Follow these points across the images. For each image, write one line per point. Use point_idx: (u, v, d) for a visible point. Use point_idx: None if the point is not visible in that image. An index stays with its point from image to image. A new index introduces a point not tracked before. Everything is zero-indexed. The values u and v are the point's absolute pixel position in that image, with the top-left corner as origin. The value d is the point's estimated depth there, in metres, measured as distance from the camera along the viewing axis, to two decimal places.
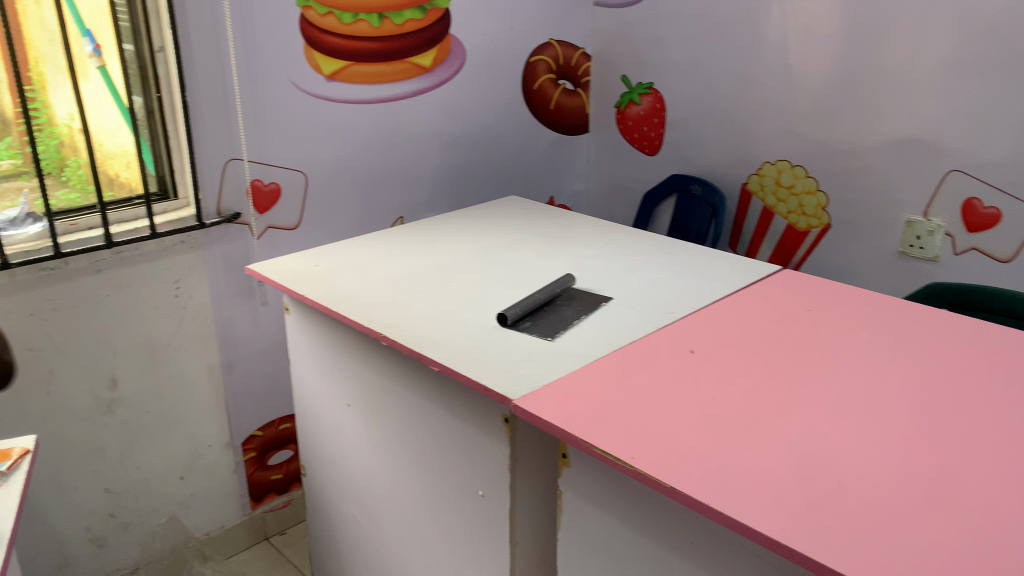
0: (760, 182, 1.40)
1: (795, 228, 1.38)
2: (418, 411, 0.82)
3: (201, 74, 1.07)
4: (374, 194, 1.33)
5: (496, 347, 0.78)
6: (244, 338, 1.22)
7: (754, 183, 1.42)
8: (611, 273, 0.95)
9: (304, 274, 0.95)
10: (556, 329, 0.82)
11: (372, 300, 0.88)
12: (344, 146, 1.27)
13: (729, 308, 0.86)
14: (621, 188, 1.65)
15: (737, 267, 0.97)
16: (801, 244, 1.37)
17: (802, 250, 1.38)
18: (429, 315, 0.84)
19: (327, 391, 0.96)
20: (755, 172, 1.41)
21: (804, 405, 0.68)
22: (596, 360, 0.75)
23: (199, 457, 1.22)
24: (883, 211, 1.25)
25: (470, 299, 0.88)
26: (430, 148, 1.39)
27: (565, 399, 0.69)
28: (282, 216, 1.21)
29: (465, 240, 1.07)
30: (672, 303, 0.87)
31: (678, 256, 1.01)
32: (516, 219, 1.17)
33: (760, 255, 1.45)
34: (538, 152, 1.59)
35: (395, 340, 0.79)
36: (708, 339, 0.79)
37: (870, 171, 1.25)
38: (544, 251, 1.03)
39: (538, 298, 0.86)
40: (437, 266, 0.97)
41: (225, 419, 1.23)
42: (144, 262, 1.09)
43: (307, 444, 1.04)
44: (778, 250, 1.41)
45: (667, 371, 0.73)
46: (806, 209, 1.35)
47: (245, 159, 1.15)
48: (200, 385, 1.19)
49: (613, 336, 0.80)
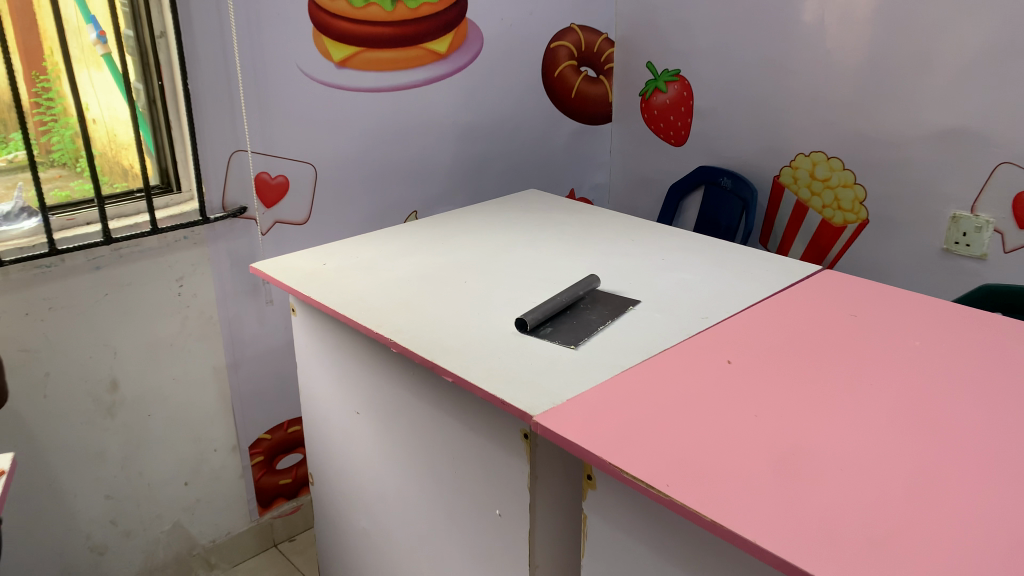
0: (793, 174, 1.33)
1: (830, 223, 1.31)
2: (430, 423, 0.77)
3: (204, 59, 1.02)
4: (388, 187, 1.27)
5: (515, 355, 0.72)
6: (251, 338, 1.17)
7: (786, 175, 1.34)
8: (637, 274, 0.89)
9: (310, 274, 0.89)
10: (579, 335, 0.76)
11: (382, 303, 0.82)
12: (356, 137, 1.21)
13: (768, 313, 0.79)
14: (646, 180, 1.58)
15: (773, 268, 0.90)
16: (837, 241, 1.30)
17: (838, 247, 1.30)
18: (442, 320, 0.78)
19: (334, 398, 0.91)
20: (788, 164, 1.33)
21: (857, 423, 0.62)
22: (624, 371, 0.69)
23: (204, 462, 1.17)
24: (926, 205, 1.17)
25: (487, 301, 0.82)
26: (446, 139, 1.33)
27: (589, 416, 0.62)
28: (290, 210, 1.16)
29: (482, 236, 1.01)
30: (705, 307, 0.81)
31: (710, 255, 0.94)
32: (536, 213, 1.11)
33: (791, 252, 1.38)
34: (559, 143, 1.53)
35: (406, 348, 0.73)
36: (745, 349, 0.73)
37: (912, 163, 1.17)
38: (565, 249, 0.97)
39: (560, 302, 0.80)
40: (452, 265, 0.91)
41: (231, 422, 1.18)
42: (145, 259, 1.04)
43: (315, 452, 0.99)
44: (812, 247, 1.34)
45: (702, 384, 0.67)
46: (842, 203, 1.28)
47: (250, 151, 1.10)
48: (204, 387, 1.14)
49: (641, 343, 0.74)
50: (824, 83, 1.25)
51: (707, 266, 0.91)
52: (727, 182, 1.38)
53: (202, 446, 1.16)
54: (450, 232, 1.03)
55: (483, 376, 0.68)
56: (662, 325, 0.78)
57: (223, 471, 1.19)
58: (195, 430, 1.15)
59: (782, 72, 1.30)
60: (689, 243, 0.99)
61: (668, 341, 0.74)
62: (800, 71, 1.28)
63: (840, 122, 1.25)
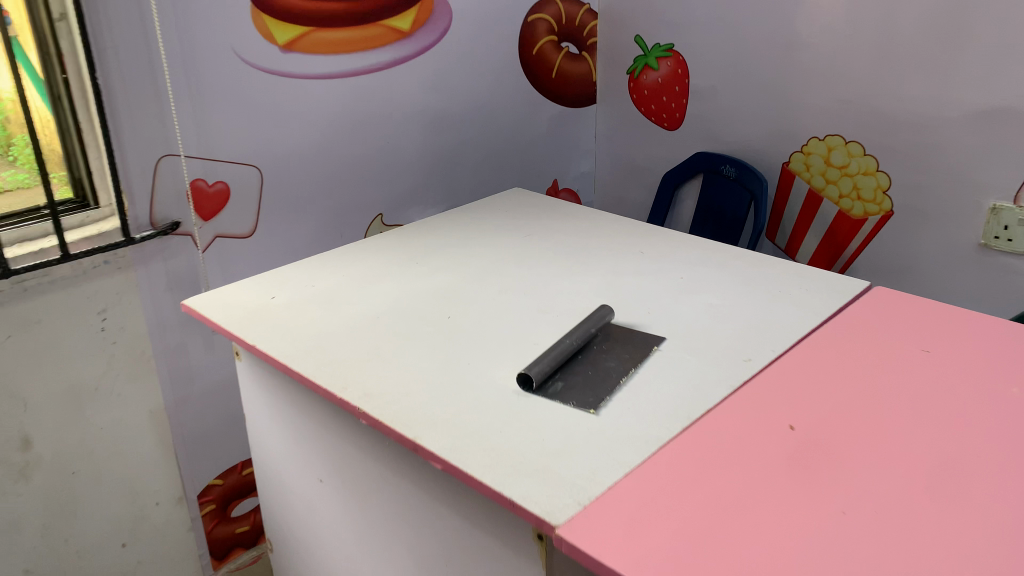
0: (805, 161, 1.19)
1: (847, 216, 1.17)
2: (413, 508, 0.61)
3: (117, 45, 0.83)
4: (350, 189, 1.10)
5: (518, 426, 0.56)
6: (194, 373, 1.00)
7: (797, 162, 1.20)
8: (655, 300, 0.74)
9: (258, 313, 0.73)
10: (597, 393, 0.60)
11: (346, 353, 0.66)
12: (309, 133, 1.04)
13: (825, 355, 0.65)
14: (637, 167, 1.43)
15: (815, 286, 0.76)
16: (856, 235, 1.16)
17: (857, 242, 1.16)
18: (423, 376, 0.62)
19: (293, 461, 0.75)
20: (799, 149, 1.19)
21: (971, 514, 0.48)
22: (664, 450, 0.54)
23: (145, 518, 1.00)
24: (960, 197, 1.03)
25: (477, 346, 0.66)
26: (414, 130, 1.16)
27: (629, 527, 0.47)
28: (233, 222, 0.99)
29: (463, 253, 0.85)
30: (743, 345, 0.66)
31: (737, 271, 0.80)
32: (524, 219, 0.95)
33: (803, 246, 1.24)
34: (540, 129, 1.37)
35: (380, 421, 0.57)
36: (809, 409, 0.58)
37: (944, 149, 1.03)
38: (565, 266, 0.81)
39: (568, 348, 0.64)
40: (429, 294, 0.75)
41: (176, 470, 1.02)
42: (56, 291, 0.86)
43: (273, 517, 0.83)
44: (826, 242, 1.20)
45: (765, 468, 0.52)
46: (862, 193, 1.14)
47: (182, 155, 0.92)
48: (140, 433, 0.97)
49: (677, 402, 0.59)
50: (840, 57, 1.10)
51: (735, 286, 0.76)
52: (730, 170, 1.23)
53: (140, 500, 0.99)
54: (425, 249, 0.87)
55: (480, 464, 0.52)
56: (698, 373, 0.63)
57: (167, 526, 1.03)
58: (131, 484, 0.98)
59: (791, 45, 1.15)
60: (709, 255, 0.84)
61: (709, 397, 0.59)
62: (812, 44, 1.13)
63: (856, 100, 1.10)
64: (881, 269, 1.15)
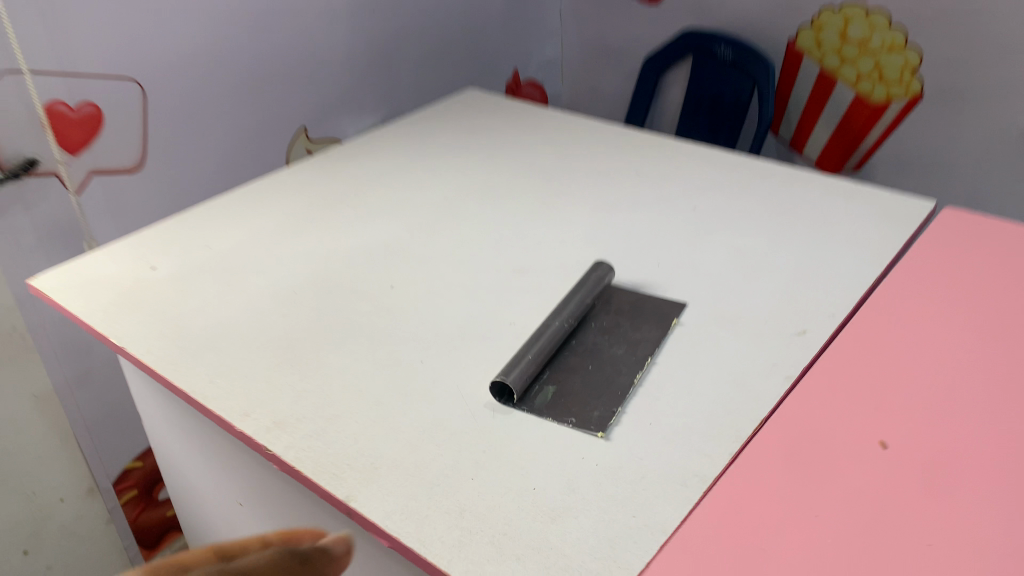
0: (815, 37, 0.98)
1: (866, 101, 0.97)
2: (359, 568, 0.45)
3: None
4: (265, 99, 0.88)
5: (502, 469, 0.39)
6: (89, 345, 0.81)
7: (807, 38, 0.99)
8: (666, 245, 0.56)
9: (134, 297, 0.53)
10: (603, 402, 0.43)
11: (256, 356, 0.47)
12: (205, 31, 0.80)
13: (904, 320, 0.48)
14: (611, 51, 1.21)
15: (870, 215, 0.58)
16: (877, 124, 0.97)
17: (876, 134, 0.98)
18: (362, 389, 0.44)
19: (206, 477, 0.58)
20: (809, 23, 0.98)
21: None
22: (715, 500, 0.37)
23: (48, 519, 0.83)
24: (1012, 77, 0.85)
25: (435, 335, 0.48)
26: (340, 19, 0.93)
27: None
28: (115, 154, 0.76)
29: (409, 185, 0.66)
30: (796, 312, 0.49)
31: (764, 196, 0.62)
32: (485, 133, 0.75)
33: (812, 139, 1.05)
34: (495, 10, 1.14)
35: (302, 471, 0.40)
36: (905, 414, 0.41)
37: (995, 17, 0.84)
38: (541, 200, 0.62)
39: (557, 333, 0.46)
40: (368, 253, 0.57)
41: (81, 460, 0.84)
42: None
43: (196, 531, 0.66)
44: (839, 135, 1.01)
45: (870, 524, 0.35)
46: (886, 74, 0.94)
47: (28, 73, 0.68)
48: (28, 427, 0.77)
49: (719, 413, 0.42)
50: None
51: (767, 220, 0.59)
52: (725, 50, 1.02)
53: (41, 502, 0.81)
54: (363, 180, 0.67)
55: (450, 546, 0.35)
56: (738, 362, 0.45)
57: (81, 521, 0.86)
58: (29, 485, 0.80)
59: None
60: (726, 171, 0.65)
61: (759, 402, 0.42)
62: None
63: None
64: (904, 166, 0.98)
